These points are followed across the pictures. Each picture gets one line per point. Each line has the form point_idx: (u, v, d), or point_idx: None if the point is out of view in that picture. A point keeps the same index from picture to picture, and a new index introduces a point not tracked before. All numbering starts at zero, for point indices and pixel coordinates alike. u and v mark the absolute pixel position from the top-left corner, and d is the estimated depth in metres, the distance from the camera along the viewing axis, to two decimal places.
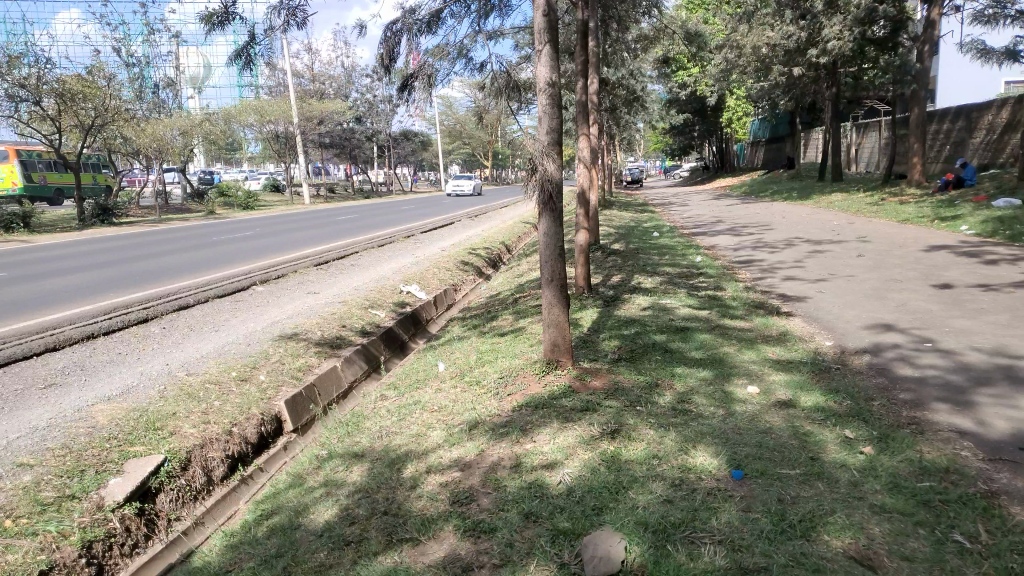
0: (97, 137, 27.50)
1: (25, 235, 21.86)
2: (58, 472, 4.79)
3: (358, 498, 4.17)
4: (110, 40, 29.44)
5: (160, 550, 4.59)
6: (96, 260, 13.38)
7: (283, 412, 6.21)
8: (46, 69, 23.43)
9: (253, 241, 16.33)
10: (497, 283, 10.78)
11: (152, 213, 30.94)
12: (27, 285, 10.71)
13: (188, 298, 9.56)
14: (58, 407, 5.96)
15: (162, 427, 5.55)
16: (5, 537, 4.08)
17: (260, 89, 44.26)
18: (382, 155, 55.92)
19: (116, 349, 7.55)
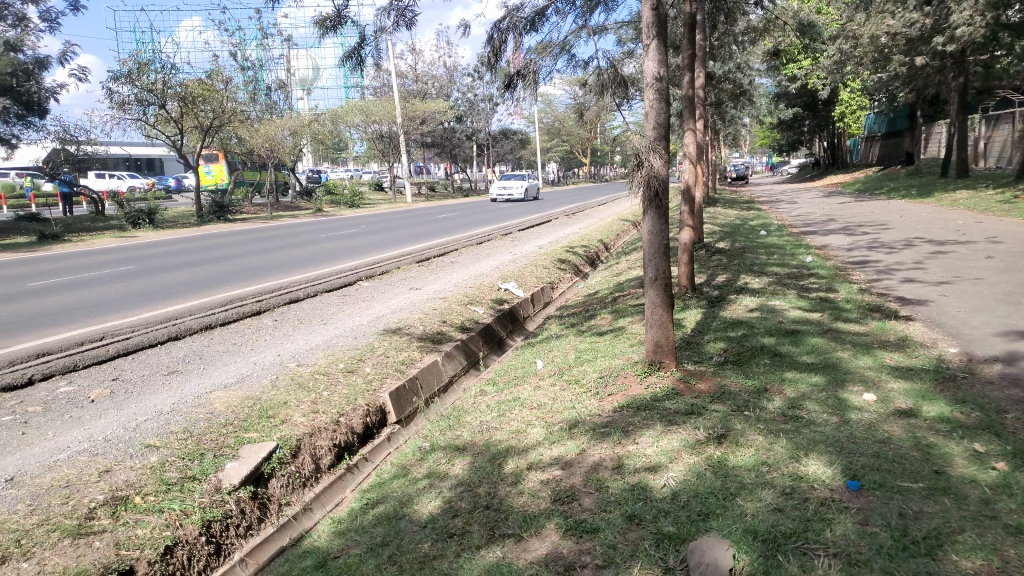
0: (215, 138, 29.10)
1: (149, 230, 23.37)
2: (181, 454, 5.08)
3: (460, 492, 4.22)
4: (228, 45, 31.10)
5: (271, 533, 4.80)
6: (214, 255, 14.11)
7: (387, 403, 6.37)
8: (172, 74, 25.05)
9: (358, 238, 16.84)
10: (595, 281, 10.68)
11: (264, 210, 32.37)
12: (153, 277, 11.42)
13: (298, 293, 9.96)
14: (181, 393, 6.33)
15: (274, 415, 5.80)
16: (134, 513, 4.36)
17: (366, 90, 45.70)
18: (481, 154, 56.70)
19: (231, 339, 7.95)
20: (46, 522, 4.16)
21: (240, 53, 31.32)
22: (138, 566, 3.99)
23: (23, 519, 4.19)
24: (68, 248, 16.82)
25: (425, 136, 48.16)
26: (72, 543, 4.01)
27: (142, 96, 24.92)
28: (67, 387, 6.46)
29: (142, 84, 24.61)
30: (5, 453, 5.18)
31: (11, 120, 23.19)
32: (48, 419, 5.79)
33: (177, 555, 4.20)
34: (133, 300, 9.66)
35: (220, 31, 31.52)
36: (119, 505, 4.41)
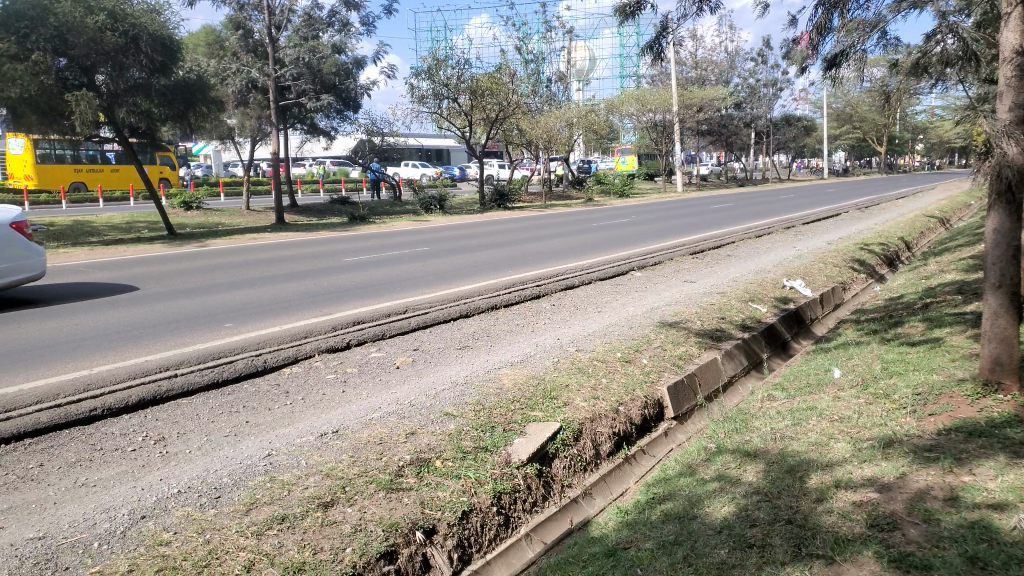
0: (500, 130, 30.91)
1: (440, 215, 25.49)
2: (474, 425, 5.39)
3: (757, 501, 3.99)
4: (513, 38, 32.83)
5: (554, 512, 4.93)
6: (498, 240, 14.93)
7: (664, 398, 6.25)
8: (465, 69, 27.04)
9: (632, 228, 16.86)
10: (897, 284, 9.61)
11: (540, 199, 33.71)
12: (444, 259, 12.34)
13: (574, 279, 10.17)
14: (471, 367, 6.74)
15: (557, 397, 5.94)
16: (436, 475, 4.72)
17: (643, 78, 45.74)
18: (759, 141, 54.07)
19: (515, 321, 8.31)
20: (364, 474, 4.63)
21: (525, 46, 32.84)
22: (439, 526, 4.29)
23: (347, 467, 4.71)
24: (373, 229, 18.84)
25: (702, 125, 46.98)
26: (386, 496, 4.42)
27: (439, 91, 27.39)
28: (376, 353, 7.19)
29: (439, 80, 27.03)
30: (330, 407, 5.89)
31: (331, 114, 26.36)
32: (362, 380, 6.48)
33: (472, 521, 4.46)
34: (426, 279, 10.51)
35: (507, 26, 33.31)
36: (422, 466, 4.79)
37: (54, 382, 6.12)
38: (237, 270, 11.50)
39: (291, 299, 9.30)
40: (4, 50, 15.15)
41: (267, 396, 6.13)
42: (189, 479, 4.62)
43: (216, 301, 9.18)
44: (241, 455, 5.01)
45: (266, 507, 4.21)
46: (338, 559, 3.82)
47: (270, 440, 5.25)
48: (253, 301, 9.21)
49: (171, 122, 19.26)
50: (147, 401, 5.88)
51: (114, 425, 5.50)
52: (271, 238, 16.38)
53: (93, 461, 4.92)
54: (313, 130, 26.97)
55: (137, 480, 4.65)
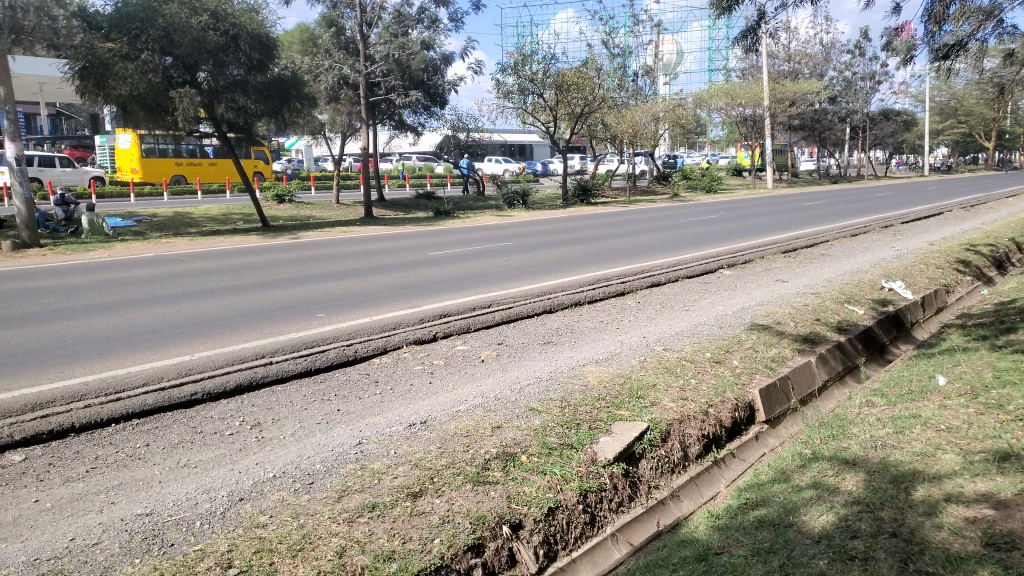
0: (584, 125, 30.77)
1: (523, 209, 25.51)
2: (560, 421, 5.36)
3: (857, 511, 3.83)
4: (601, 33, 32.58)
5: (641, 513, 4.86)
6: (583, 236, 14.85)
7: (756, 400, 6.06)
8: (551, 64, 27.01)
9: (720, 224, 16.48)
10: (1008, 288, 9.06)
11: (623, 195, 33.34)
12: (528, 254, 12.34)
13: (661, 277, 10.00)
14: (556, 363, 6.71)
15: (644, 396, 5.85)
16: (521, 470, 4.72)
17: (732, 72, 44.68)
18: (854, 136, 51.98)
19: (599, 318, 8.23)
20: (452, 466, 4.67)
21: (612, 40, 32.53)
22: (525, 522, 4.29)
23: (435, 459, 4.76)
24: (457, 224, 18.99)
25: (794, 120, 45.51)
26: (473, 489, 4.45)
27: (525, 86, 27.49)
28: (462, 346, 7.25)
29: (525, 75, 27.13)
30: (418, 398, 5.97)
31: (418, 110, 26.74)
32: (449, 372, 6.55)
33: (558, 518, 4.43)
34: (511, 274, 10.53)
35: (594, 20, 33.06)
36: (508, 461, 4.80)
37: (158, 366, 6.42)
38: (328, 262, 11.83)
39: (379, 291, 9.49)
40: (117, 50, 16.20)
41: (357, 385, 6.27)
42: (284, 465, 4.76)
43: (307, 292, 9.45)
44: (332, 442, 5.13)
45: (357, 494, 4.30)
46: (427, 550, 3.86)
47: (360, 429, 5.36)
48: (343, 292, 9.45)
49: (267, 118, 19.79)
50: (244, 387, 6.10)
51: (214, 409, 5.73)
52: (360, 232, 16.76)
53: (193, 443, 5.13)
54: (400, 126, 27.45)
55: (235, 463, 4.82)
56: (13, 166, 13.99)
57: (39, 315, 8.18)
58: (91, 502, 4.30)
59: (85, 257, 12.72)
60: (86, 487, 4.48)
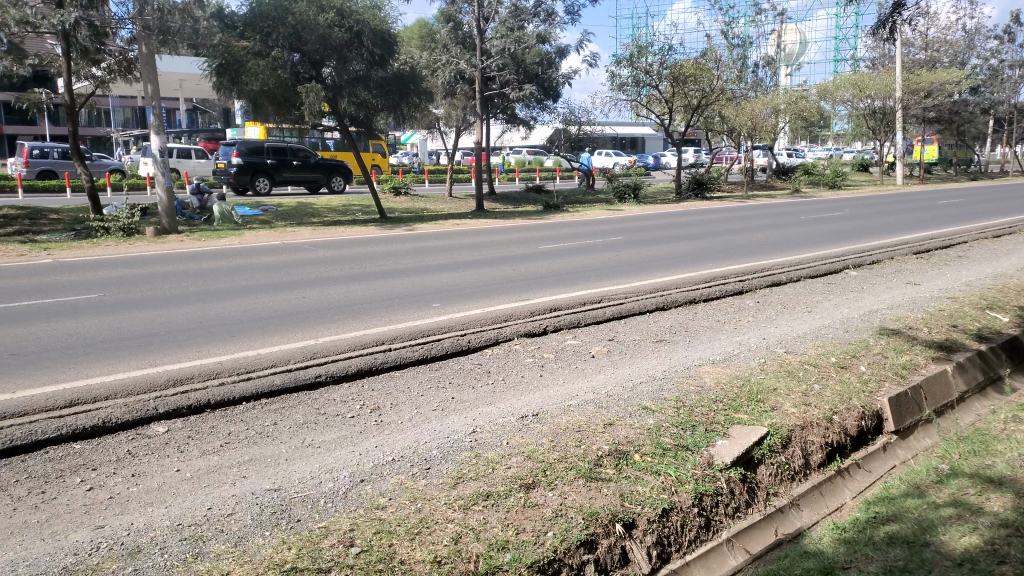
0: (701, 117, 30.08)
1: (633, 203, 25.22)
2: (674, 422, 5.24)
3: (1005, 535, 3.66)
4: (720, 23, 31.70)
5: (758, 520, 4.73)
6: (698, 231, 14.53)
7: (885, 409, 5.75)
8: (668, 55, 26.56)
9: (846, 222, 15.69)
10: None
11: (740, 189, 32.35)
12: (641, 249, 12.18)
13: (781, 276, 9.63)
14: (671, 362, 6.59)
15: (764, 400, 5.65)
16: (635, 469, 4.65)
17: (861, 62, 42.52)
18: (997, 129, 48.26)
19: (715, 317, 8.03)
20: (564, 460, 4.66)
21: (732, 30, 31.54)
22: (638, 521, 4.24)
23: (547, 452, 4.76)
24: (567, 217, 18.96)
25: (929, 111, 42.76)
26: (585, 484, 4.42)
27: (640, 78, 27.17)
28: (574, 341, 7.24)
29: (640, 67, 26.85)
30: (529, 390, 6.00)
31: (531, 103, 26.83)
32: (561, 366, 6.55)
33: (672, 520, 4.36)
34: (624, 269, 10.42)
35: (714, 10, 32.14)
36: (621, 459, 4.73)
37: (284, 349, 6.74)
38: (444, 253, 12.10)
39: (492, 283, 9.62)
40: (250, 48, 17.16)
41: (470, 375, 6.36)
42: (402, 449, 4.90)
43: (423, 282, 9.69)
44: (447, 429, 5.23)
45: (472, 483, 4.35)
46: (540, 542, 3.88)
47: (473, 417, 5.44)
48: (458, 283, 9.64)
49: (386, 112, 20.28)
50: (364, 371, 6.32)
51: (336, 392, 5.96)
52: (472, 224, 17.00)
53: (317, 424, 5.35)
54: (512, 120, 27.66)
55: (356, 445, 5.01)
56: (157, 158, 15.03)
57: (180, 297, 8.76)
58: (225, 475, 4.56)
59: (218, 243, 13.51)
60: (222, 460, 4.76)
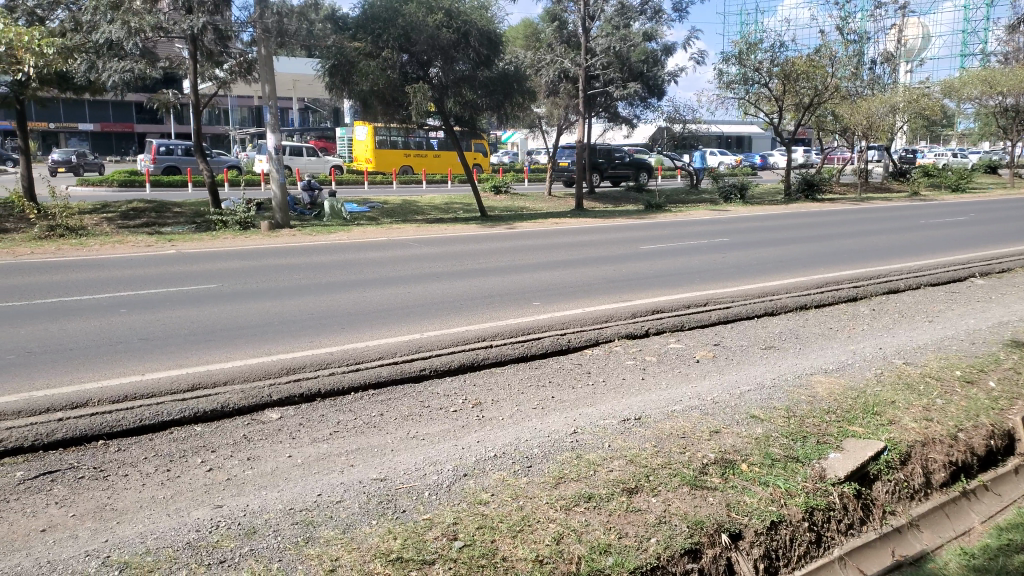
0: (813, 115, 28.89)
1: (739, 204, 24.55)
2: (784, 432, 5.03)
3: None
4: (836, 17, 30.30)
5: (873, 540, 4.51)
6: (809, 234, 13.97)
7: (1017, 429, 5.38)
8: (779, 52, 25.60)
9: (973, 227, 14.69)
10: None
11: (854, 191, 30.94)
12: (749, 251, 11.83)
13: (899, 283, 9.14)
14: (780, 369, 6.37)
15: (881, 413, 5.36)
16: (742, 479, 4.49)
17: (992, 57, 39.74)
18: None
19: (827, 323, 7.70)
20: (668, 465, 4.55)
21: (848, 25, 30.11)
22: (745, 532, 4.10)
23: (650, 457, 4.66)
24: (670, 217, 18.64)
25: None
26: (690, 492, 4.30)
27: (748, 76, 26.39)
28: (677, 344, 7.09)
29: (749, 64, 26.03)
30: (631, 393, 5.91)
31: (634, 102, 26.48)
32: (662, 369, 6.43)
33: (781, 533, 4.21)
34: (731, 271, 10.15)
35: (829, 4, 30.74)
36: (727, 468, 4.58)
37: (390, 342, 6.89)
38: (545, 252, 12.14)
39: (595, 283, 9.56)
40: (362, 49, 17.73)
41: (570, 374, 6.34)
42: (504, 445, 4.91)
43: (524, 280, 9.73)
44: (548, 428, 5.22)
45: (574, 483, 4.32)
46: (643, 548, 3.81)
47: (574, 418, 5.41)
48: (559, 282, 9.64)
49: (489, 112, 20.51)
50: (466, 366, 6.40)
51: (439, 385, 6.07)
52: (572, 223, 16.98)
53: (421, 417, 5.45)
54: (614, 118, 27.35)
55: (458, 439, 5.06)
56: (273, 156, 15.73)
57: (294, 289, 9.15)
58: (334, 463, 4.70)
59: (328, 238, 14.00)
60: (331, 449, 4.91)
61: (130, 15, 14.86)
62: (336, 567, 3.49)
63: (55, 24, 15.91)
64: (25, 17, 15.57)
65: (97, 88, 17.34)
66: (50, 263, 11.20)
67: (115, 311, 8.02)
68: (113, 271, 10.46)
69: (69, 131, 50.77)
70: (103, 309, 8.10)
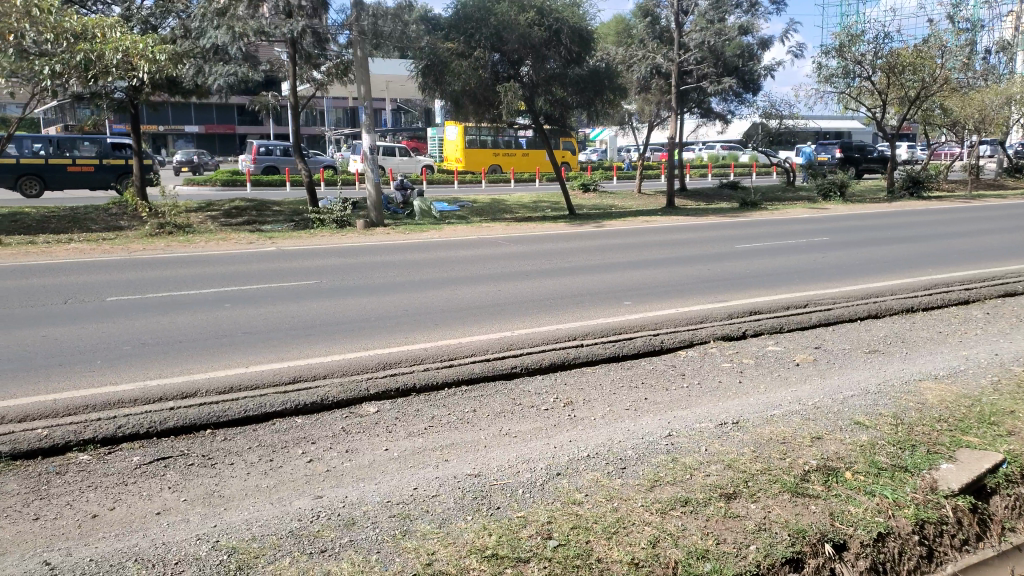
0: (921, 108, 27.48)
1: (838, 202, 23.68)
2: (891, 440, 4.80)
3: None
4: (947, 4, 28.69)
5: (992, 557, 4.28)
6: (918, 233, 13.27)
7: None
8: (884, 43, 24.47)
9: None
10: None
11: (965, 188, 29.31)
12: (851, 251, 11.35)
13: (1017, 285, 8.58)
14: (886, 374, 6.08)
15: (999, 423, 5.05)
16: (847, 488, 4.29)
17: None
18: None
19: (937, 327, 7.30)
20: (767, 472, 4.40)
21: (960, 13, 28.48)
22: (850, 544, 3.93)
23: (749, 462, 4.52)
24: (764, 215, 18.14)
25: None
26: (791, 499, 4.14)
27: (850, 68, 25.34)
28: (775, 347, 6.87)
29: (851, 57, 24.99)
30: (728, 396, 5.76)
31: (728, 97, 25.84)
32: (760, 373, 6.24)
33: (889, 546, 4.02)
34: (832, 272, 9.75)
35: None
36: (830, 475, 4.38)
37: (481, 340, 6.94)
38: (633, 251, 12.00)
39: (688, 283, 9.37)
40: (454, 49, 17.94)
41: (663, 376, 6.24)
42: (597, 446, 4.87)
43: (614, 280, 9.62)
44: (641, 430, 5.15)
45: (669, 487, 4.24)
46: (742, 555, 3.70)
47: (668, 420, 5.31)
48: (650, 281, 9.51)
49: (579, 110, 20.43)
50: (558, 365, 6.39)
51: (530, 383, 6.08)
52: (663, 222, 16.72)
53: (513, 414, 5.47)
54: (707, 115, 26.74)
55: (550, 438, 5.06)
56: (367, 156, 16.13)
57: (389, 286, 9.35)
58: (428, 457, 4.77)
59: (418, 237, 14.24)
60: (425, 443, 4.99)
61: (235, 21, 15.64)
62: (432, 561, 3.53)
63: (166, 32, 16.80)
64: (140, 25, 16.47)
65: (203, 91, 18.18)
66: (160, 258, 11.84)
67: (220, 306, 8.39)
68: (217, 267, 10.97)
69: (177, 133, 53.63)
70: (209, 304, 8.50)
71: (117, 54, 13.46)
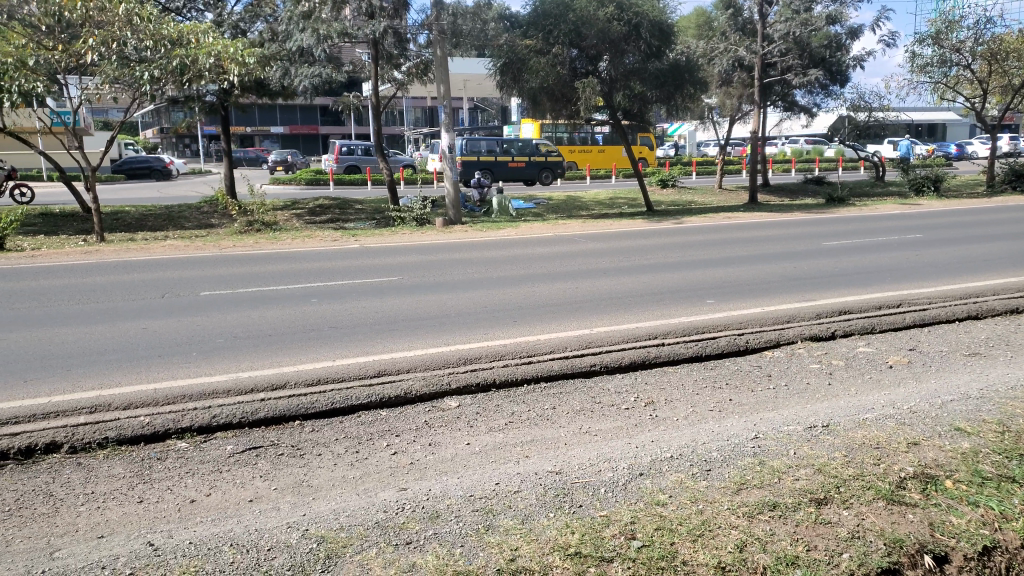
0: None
1: (932, 197, 22.58)
2: (996, 448, 4.54)
3: None
4: None
5: None
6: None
7: None
8: (985, 29, 23.22)
9: None
10: None
11: None
12: (949, 249, 10.79)
13: None
14: (988, 378, 5.76)
15: None
16: (949, 497, 4.07)
17: None
18: None
19: None
20: (861, 478, 4.23)
21: None
22: (952, 556, 3.74)
23: (841, 467, 4.36)
24: (853, 211, 17.46)
25: None
26: (886, 507, 3.97)
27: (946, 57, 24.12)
28: (865, 348, 6.61)
29: (948, 44, 23.78)
30: (816, 399, 5.57)
31: (814, 90, 25.01)
32: (851, 375, 6.00)
33: (995, 560, 3.80)
34: (927, 271, 9.30)
35: None
36: (929, 484, 4.18)
37: (562, 337, 6.93)
38: (714, 248, 11.76)
39: (772, 281, 9.11)
40: (533, 46, 17.93)
41: (748, 376, 6.08)
42: (681, 446, 4.79)
43: (696, 277, 9.44)
44: (726, 431, 5.03)
45: (757, 491, 4.13)
46: (834, 563, 3.56)
47: (755, 422, 5.17)
48: (732, 279, 9.30)
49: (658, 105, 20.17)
50: (638, 363, 6.31)
51: (611, 382, 6.03)
52: (746, 219, 16.28)
53: (594, 412, 5.43)
54: (791, 108, 25.99)
55: (632, 437, 5.00)
56: (447, 154, 16.33)
57: (469, 282, 9.44)
58: (510, 452, 4.80)
59: (495, 234, 14.36)
60: (506, 438, 5.02)
61: (320, 23, 16.12)
62: (515, 557, 3.53)
63: (254, 35, 17.38)
64: (230, 30, 17.06)
65: (289, 93, 18.76)
66: (252, 255, 12.30)
67: (308, 300, 8.65)
68: (307, 263, 11.36)
69: (264, 134, 55.52)
70: (297, 298, 8.78)
71: (210, 58, 13.98)
